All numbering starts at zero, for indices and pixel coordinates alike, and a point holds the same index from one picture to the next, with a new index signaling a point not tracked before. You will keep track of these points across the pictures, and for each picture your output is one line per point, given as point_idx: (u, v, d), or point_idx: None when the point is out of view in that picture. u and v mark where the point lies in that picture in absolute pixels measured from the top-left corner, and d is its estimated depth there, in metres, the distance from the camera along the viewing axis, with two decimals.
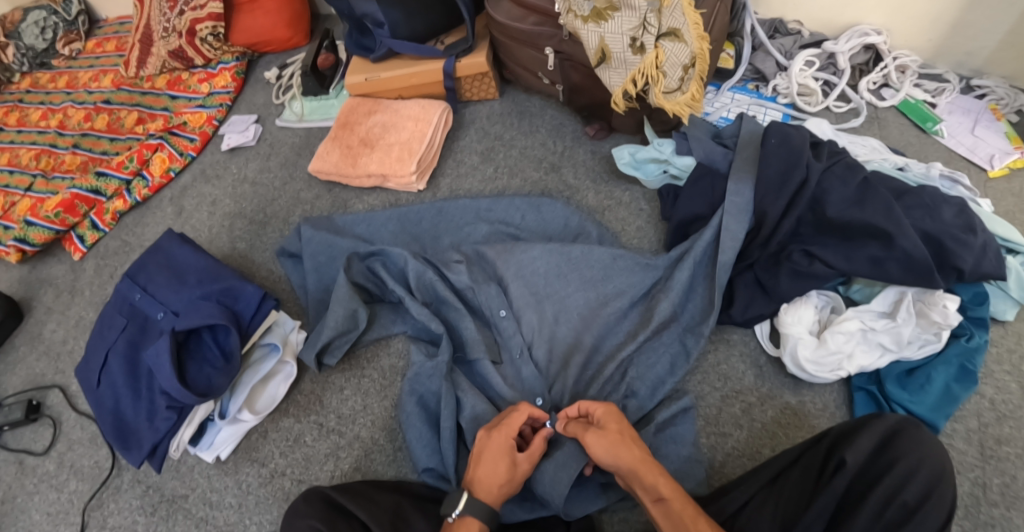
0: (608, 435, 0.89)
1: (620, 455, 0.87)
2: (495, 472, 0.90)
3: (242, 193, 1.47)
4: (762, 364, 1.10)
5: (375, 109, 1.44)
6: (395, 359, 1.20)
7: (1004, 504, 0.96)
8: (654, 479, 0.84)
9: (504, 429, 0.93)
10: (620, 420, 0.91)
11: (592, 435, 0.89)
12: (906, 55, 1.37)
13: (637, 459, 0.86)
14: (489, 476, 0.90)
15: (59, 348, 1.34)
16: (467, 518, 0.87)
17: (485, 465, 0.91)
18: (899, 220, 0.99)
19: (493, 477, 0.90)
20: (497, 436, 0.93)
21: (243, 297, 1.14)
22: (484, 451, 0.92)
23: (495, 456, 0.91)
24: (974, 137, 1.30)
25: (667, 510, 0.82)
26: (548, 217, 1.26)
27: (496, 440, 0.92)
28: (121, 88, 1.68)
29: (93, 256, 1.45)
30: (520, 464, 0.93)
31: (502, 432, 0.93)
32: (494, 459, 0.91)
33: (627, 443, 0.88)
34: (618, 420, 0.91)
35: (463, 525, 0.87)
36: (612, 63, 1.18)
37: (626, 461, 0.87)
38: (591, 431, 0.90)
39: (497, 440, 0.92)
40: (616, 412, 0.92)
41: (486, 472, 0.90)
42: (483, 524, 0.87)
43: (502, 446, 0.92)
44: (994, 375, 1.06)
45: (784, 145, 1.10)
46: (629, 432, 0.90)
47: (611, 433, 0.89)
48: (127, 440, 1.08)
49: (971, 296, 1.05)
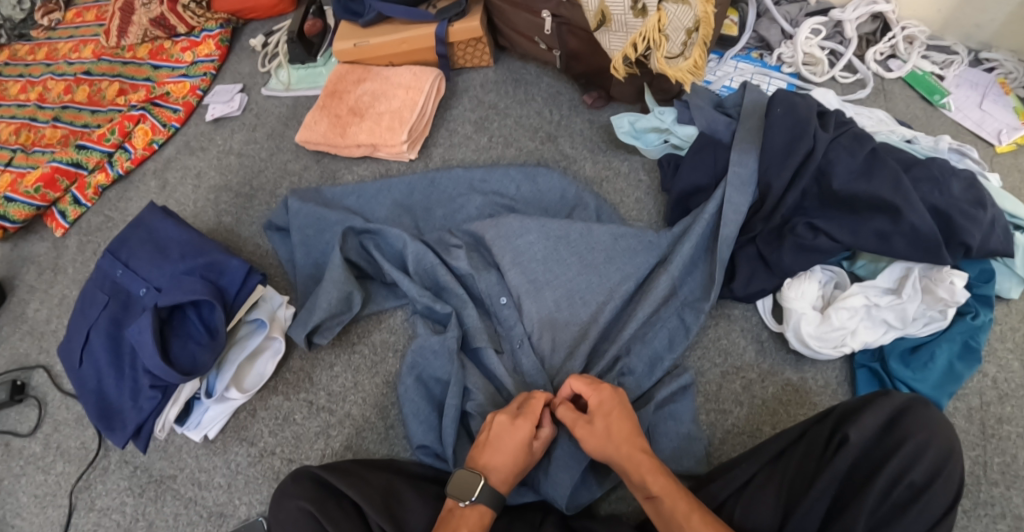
0: (595, 433, 0.88)
1: (607, 451, 0.86)
2: (512, 460, 0.88)
3: (228, 165, 1.42)
4: (763, 339, 1.07)
5: (364, 78, 1.40)
6: (387, 334, 1.16)
7: (1005, 483, 0.93)
8: (642, 478, 0.82)
9: (530, 417, 0.90)
10: (610, 412, 0.89)
11: (581, 429, 0.89)
12: (914, 25, 1.32)
13: (623, 456, 0.85)
14: (506, 465, 0.88)
15: (43, 328, 1.30)
16: (480, 507, 0.85)
17: (504, 452, 0.88)
18: (907, 193, 0.95)
19: (510, 466, 0.88)
20: (524, 424, 0.89)
21: (228, 272, 1.09)
22: (505, 435, 0.89)
23: (516, 445, 0.88)
24: (981, 111, 1.26)
25: (658, 508, 0.80)
26: (544, 188, 1.22)
27: (521, 429, 0.89)
28: (102, 58, 1.60)
29: (76, 232, 1.41)
30: (537, 451, 0.91)
31: (527, 420, 0.90)
32: (513, 449, 0.88)
33: (615, 439, 0.87)
34: (607, 413, 0.89)
35: (476, 512, 0.84)
36: (612, 26, 1.13)
37: (613, 457, 0.86)
38: (580, 424, 0.89)
39: (522, 429, 0.89)
40: (608, 404, 0.89)
41: (506, 461, 0.88)
42: (493, 510, 0.85)
43: (525, 435, 0.89)
44: (997, 353, 1.03)
45: (790, 115, 1.06)
46: (622, 426, 0.87)
47: (599, 429, 0.88)
48: (110, 420, 1.04)
49: (977, 273, 1.01)
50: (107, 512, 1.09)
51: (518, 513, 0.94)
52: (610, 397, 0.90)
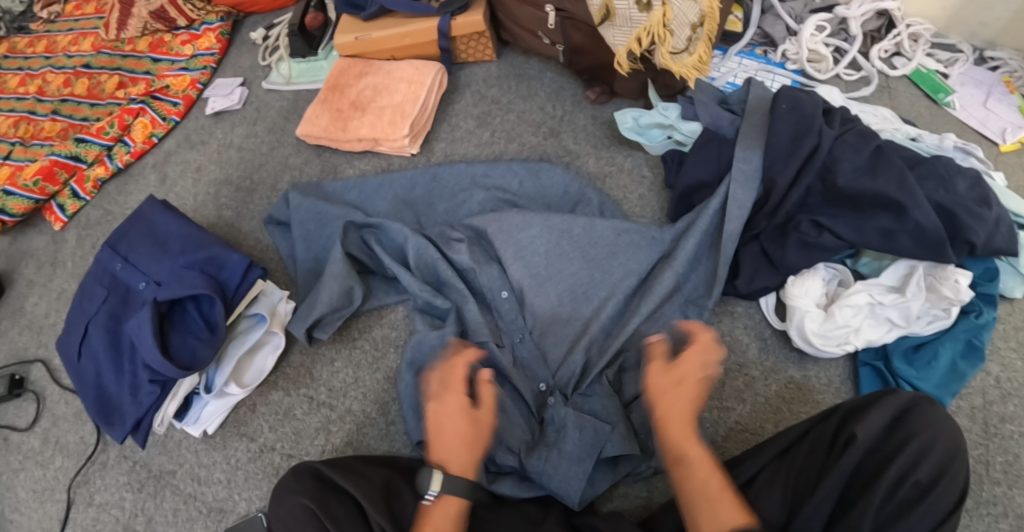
0: (668, 381, 0.88)
1: (662, 401, 0.86)
2: (462, 435, 0.89)
3: (228, 159, 1.41)
4: (766, 337, 1.07)
5: (366, 71, 1.39)
6: (387, 330, 1.16)
7: (1007, 483, 0.93)
8: (687, 441, 0.83)
9: (453, 388, 0.92)
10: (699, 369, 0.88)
11: (659, 368, 0.89)
12: (919, 23, 1.32)
13: (681, 414, 0.85)
14: (456, 444, 0.89)
15: (41, 322, 1.29)
16: (446, 495, 0.85)
17: (448, 432, 0.89)
18: (912, 190, 0.95)
19: (460, 442, 0.89)
20: (449, 396, 0.91)
21: (228, 266, 1.08)
22: (443, 417, 0.90)
23: (452, 419, 0.90)
24: (985, 110, 1.25)
25: (687, 470, 0.81)
26: (546, 183, 1.21)
27: (451, 402, 0.91)
28: (101, 51, 1.59)
29: (74, 226, 1.40)
30: (483, 417, 0.92)
31: (452, 393, 0.92)
32: (454, 423, 0.90)
33: (681, 397, 0.86)
34: (694, 369, 0.88)
35: (442, 503, 0.84)
36: (616, 21, 1.13)
37: (663, 411, 0.86)
38: (661, 364, 0.89)
39: (451, 402, 0.91)
40: (704, 364, 0.89)
41: (453, 439, 0.89)
42: (461, 499, 0.85)
43: (458, 406, 0.91)
44: (1000, 352, 1.02)
45: (795, 111, 1.05)
46: (695, 390, 0.87)
47: (674, 379, 0.87)
48: (109, 415, 1.04)
49: (980, 271, 1.00)
50: (106, 507, 1.09)
51: (519, 509, 0.94)
52: (703, 368, 0.88)
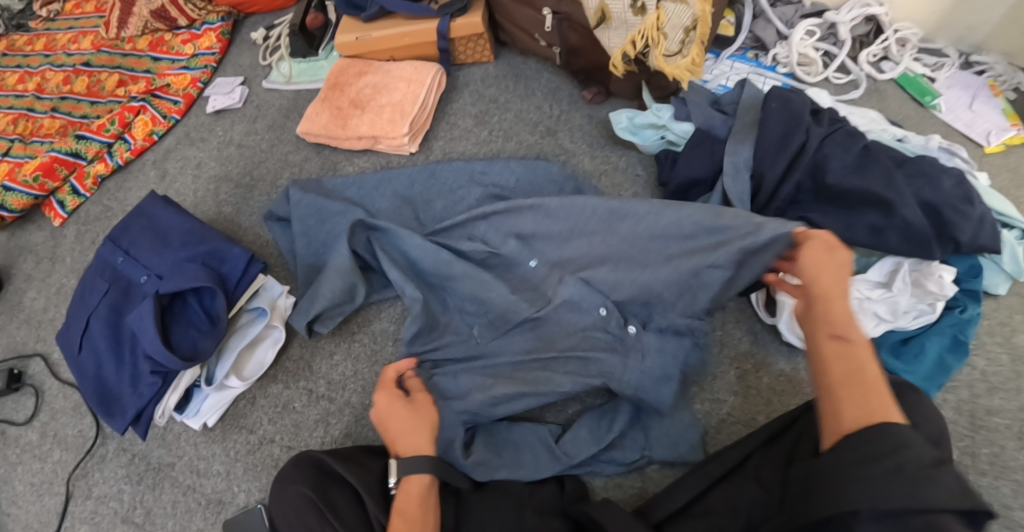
0: (831, 266, 0.83)
1: (823, 280, 0.81)
2: (405, 422, 0.95)
3: (228, 156, 1.43)
4: (757, 331, 1.09)
5: (365, 71, 1.41)
6: (386, 324, 1.18)
7: (992, 473, 0.95)
8: (847, 318, 0.78)
9: (382, 388, 0.99)
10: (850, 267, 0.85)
11: (820, 251, 0.84)
12: (906, 28, 1.35)
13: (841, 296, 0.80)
14: (402, 430, 0.94)
15: (40, 317, 1.30)
16: (406, 476, 0.88)
17: (393, 424, 0.95)
18: (899, 188, 0.97)
19: (405, 428, 0.94)
20: (380, 395, 0.98)
21: (229, 260, 1.10)
22: (386, 414, 0.96)
23: (391, 412, 0.96)
24: (971, 112, 1.28)
25: (844, 350, 0.76)
26: (543, 181, 1.23)
27: (383, 399, 0.98)
28: (101, 49, 1.60)
29: (74, 222, 1.41)
30: (421, 403, 0.98)
31: (383, 391, 0.99)
32: (395, 415, 0.95)
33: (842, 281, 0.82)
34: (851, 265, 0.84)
35: (406, 484, 0.87)
36: (612, 23, 1.16)
37: (824, 291, 0.81)
38: (826, 249, 0.84)
39: (382, 398, 0.98)
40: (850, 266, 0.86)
41: (398, 427, 0.94)
42: (422, 474, 0.88)
43: (389, 399, 0.97)
44: (986, 347, 1.05)
45: (785, 110, 1.08)
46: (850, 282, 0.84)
47: (835, 265, 0.83)
48: (110, 406, 1.05)
49: (965, 268, 1.03)
50: (105, 500, 1.10)
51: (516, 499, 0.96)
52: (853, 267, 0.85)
